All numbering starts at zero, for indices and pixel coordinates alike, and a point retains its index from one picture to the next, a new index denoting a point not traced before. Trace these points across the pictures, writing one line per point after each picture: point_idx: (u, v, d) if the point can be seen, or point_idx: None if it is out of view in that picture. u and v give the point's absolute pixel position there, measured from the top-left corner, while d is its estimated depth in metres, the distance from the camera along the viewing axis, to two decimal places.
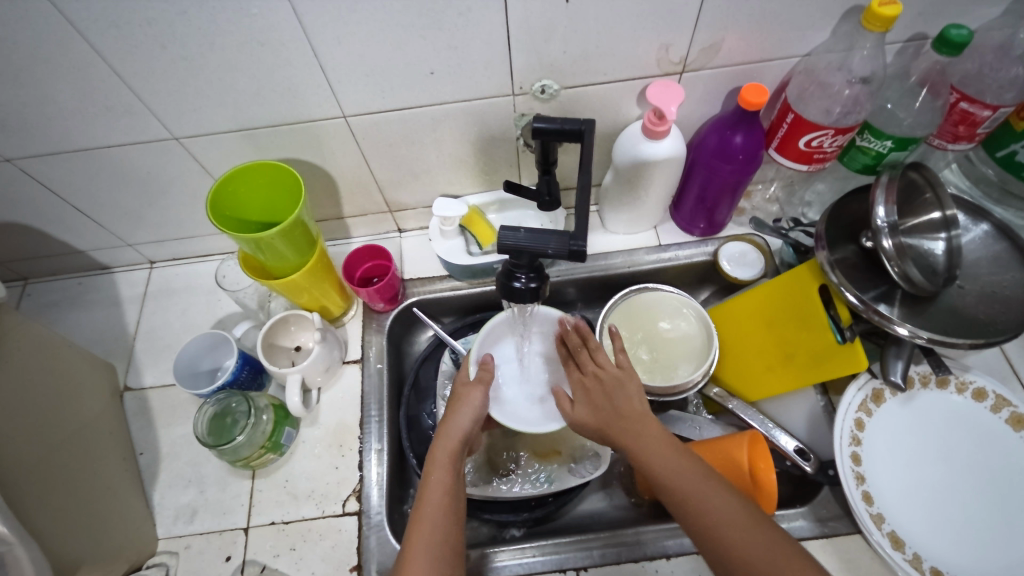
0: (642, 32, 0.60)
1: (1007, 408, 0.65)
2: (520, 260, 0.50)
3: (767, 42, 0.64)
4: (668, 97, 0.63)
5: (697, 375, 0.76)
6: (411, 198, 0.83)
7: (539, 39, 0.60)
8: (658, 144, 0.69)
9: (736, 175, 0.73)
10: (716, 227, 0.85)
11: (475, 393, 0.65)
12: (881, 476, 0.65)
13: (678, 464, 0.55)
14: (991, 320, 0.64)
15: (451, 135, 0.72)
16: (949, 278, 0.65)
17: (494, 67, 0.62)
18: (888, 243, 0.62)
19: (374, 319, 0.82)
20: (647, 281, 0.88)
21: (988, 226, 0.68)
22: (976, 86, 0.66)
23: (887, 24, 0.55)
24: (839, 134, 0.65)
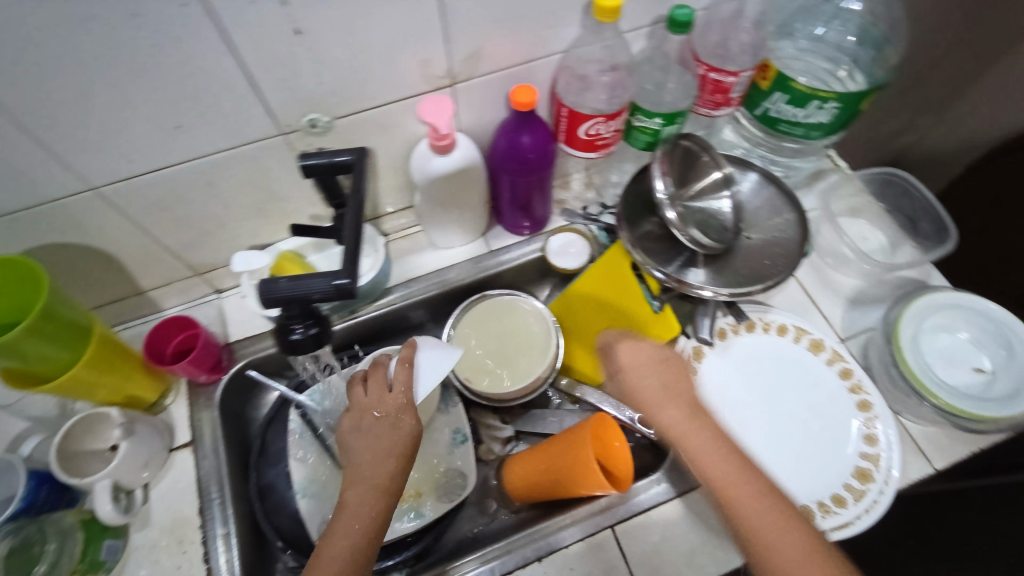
0: (395, 51, 0.59)
1: (805, 336, 0.72)
2: (292, 310, 0.47)
3: (523, 44, 0.65)
4: (441, 114, 0.63)
5: (546, 369, 0.78)
6: (216, 256, 0.77)
7: (287, 74, 0.57)
8: (447, 157, 0.69)
9: (534, 173, 0.75)
10: (540, 223, 0.87)
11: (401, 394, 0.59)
12: (712, 427, 0.68)
13: (720, 446, 0.57)
14: (773, 264, 0.70)
15: (233, 185, 0.67)
16: (736, 233, 0.72)
17: (249, 110, 0.58)
18: (672, 214, 0.67)
19: (201, 394, 0.76)
20: (487, 288, 0.88)
21: (756, 175, 0.76)
22: (720, 56, 0.71)
23: (615, 14, 0.58)
24: (610, 119, 0.68)
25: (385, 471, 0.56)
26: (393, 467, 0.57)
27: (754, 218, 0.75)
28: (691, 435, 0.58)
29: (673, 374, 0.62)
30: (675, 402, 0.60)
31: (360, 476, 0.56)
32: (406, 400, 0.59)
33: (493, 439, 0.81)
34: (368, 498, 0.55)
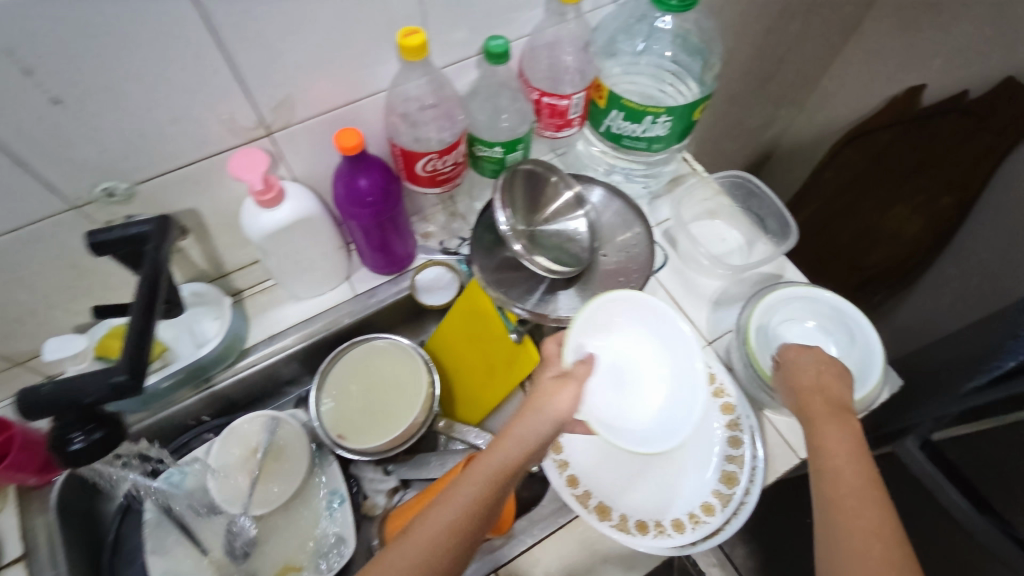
0: (188, 108, 0.55)
1: None
2: (69, 417, 0.49)
3: (340, 86, 0.62)
4: (255, 167, 0.59)
5: (421, 413, 0.75)
6: (36, 342, 0.69)
7: (58, 145, 0.51)
8: (277, 211, 0.65)
9: (380, 214, 0.72)
10: (405, 260, 0.83)
11: (568, 388, 0.54)
12: (581, 454, 0.68)
13: (838, 419, 0.57)
14: (625, 280, 0.72)
15: (30, 266, 0.60)
16: (592, 254, 0.73)
17: (21, 187, 0.52)
18: (519, 247, 0.67)
19: (34, 498, 0.68)
20: (359, 333, 0.84)
21: (602, 192, 0.77)
22: (551, 79, 0.71)
23: (422, 52, 0.57)
24: (444, 154, 0.67)
25: (456, 514, 0.49)
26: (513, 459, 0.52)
27: (609, 238, 0.76)
28: (826, 422, 0.57)
29: (829, 365, 0.62)
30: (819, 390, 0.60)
31: (472, 480, 0.50)
32: (579, 389, 0.55)
33: (376, 492, 0.76)
34: (440, 520, 0.48)
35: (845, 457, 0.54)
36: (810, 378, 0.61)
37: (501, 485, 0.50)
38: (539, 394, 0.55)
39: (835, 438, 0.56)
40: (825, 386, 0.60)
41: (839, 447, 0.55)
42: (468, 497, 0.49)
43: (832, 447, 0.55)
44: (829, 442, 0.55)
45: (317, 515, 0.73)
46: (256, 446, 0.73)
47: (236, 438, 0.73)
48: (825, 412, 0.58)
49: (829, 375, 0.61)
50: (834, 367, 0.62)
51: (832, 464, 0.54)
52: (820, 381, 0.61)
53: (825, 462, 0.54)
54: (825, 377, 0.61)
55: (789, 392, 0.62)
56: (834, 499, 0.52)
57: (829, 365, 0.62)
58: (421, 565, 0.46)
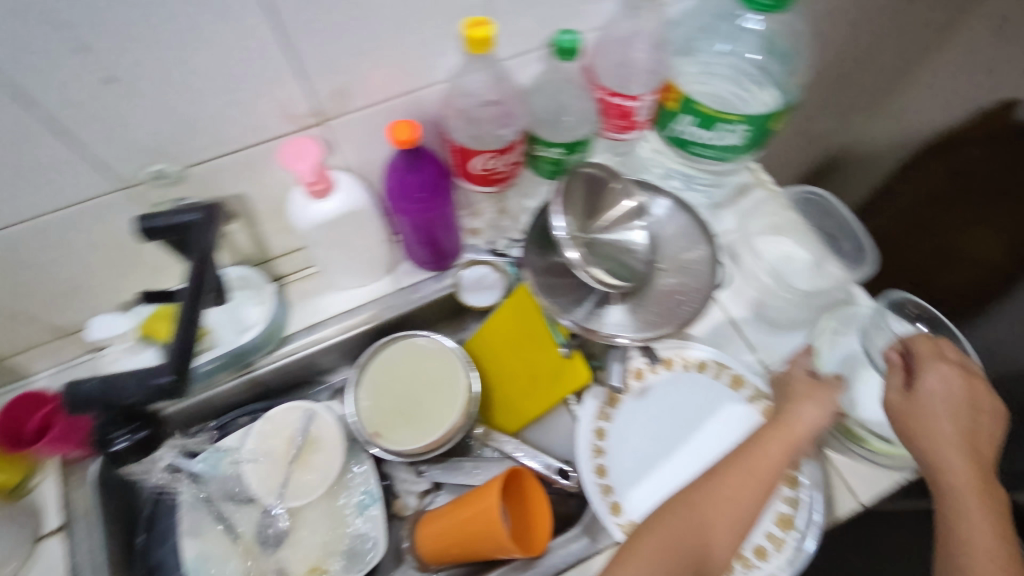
0: (245, 92, 0.53)
1: (726, 373, 0.70)
2: None
3: (398, 75, 0.59)
4: (307, 158, 0.57)
5: (458, 418, 0.72)
6: (83, 316, 0.69)
7: (111, 123, 0.50)
8: (325, 203, 0.63)
9: (429, 210, 0.69)
10: (450, 257, 0.81)
11: (824, 393, 0.64)
12: (628, 480, 0.64)
13: (964, 445, 0.58)
14: (684, 299, 0.67)
15: (82, 243, 0.60)
16: (649, 268, 0.68)
17: (74, 164, 0.51)
18: (574, 256, 0.63)
19: (76, 470, 0.68)
20: (399, 328, 0.82)
21: (670, 202, 0.72)
22: (621, 77, 0.67)
23: (488, 46, 0.52)
24: (502, 153, 0.63)
25: (653, 567, 0.56)
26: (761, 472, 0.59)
27: (669, 251, 0.71)
28: (952, 449, 0.57)
29: (954, 382, 0.60)
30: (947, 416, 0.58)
31: (663, 545, 0.57)
32: (838, 394, 0.64)
33: (409, 493, 0.75)
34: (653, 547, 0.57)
35: (966, 485, 0.56)
36: (935, 399, 0.59)
37: (751, 494, 0.59)
38: (793, 421, 0.62)
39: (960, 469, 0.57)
40: (950, 407, 0.59)
41: (965, 477, 0.56)
42: (660, 568, 0.56)
43: (958, 476, 0.57)
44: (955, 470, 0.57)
45: (347, 513, 0.71)
46: (293, 433, 0.73)
47: (274, 425, 0.74)
48: (950, 433, 0.57)
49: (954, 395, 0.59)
50: (960, 384, 0.60)
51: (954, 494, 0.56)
52: (947, 403, 0.59)
53: (950, 490, 0.57)
54: (952, 397, 0.59)
55: (896, 415, 0.60)
56: (955, 532, 0.56)
57: (957, 380, 0.60)
58: (657, 570, 0.55)
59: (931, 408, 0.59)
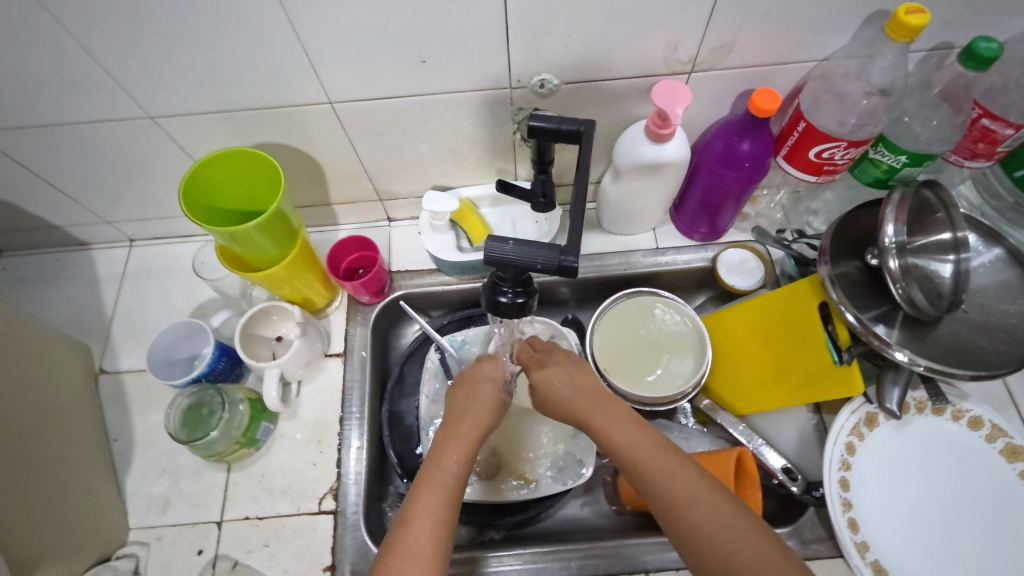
0: (651, 28, 0.57)
1: (1002, 438, 0.64)
2: (506, 273, 0.47)
3: (781, 45, 0.60)
4: (674, 99, 0.60)
5: (688, 386, 0.74)
6: (402, 188, 0.79)
7: (538, 30, 0.56)
8: (661, 147, 0.65)
9: (740, 184, 0.69)
10: (717, 232, 0.82)
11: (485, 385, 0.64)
12: (867, 503, 0.64)
13: None
14: (994, 351, 0.61)
15: (445, 125, 0.68)
16: (952, 303, 0.62)
17: (490, 57, 0.58)
18: (893, 264, 0.60)
19: (360, 311, 0.80)
20: (643, 284, 0.85)
21: (1000, 252, 0.65)
22: (1000, 101, 0.62)
23: (913, 34, 0.52)
24: (852, 146, 0.62)
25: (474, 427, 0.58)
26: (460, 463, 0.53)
27: (980, 297, 0.64)
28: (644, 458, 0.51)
29: None
30: (610, 405, 0.57)
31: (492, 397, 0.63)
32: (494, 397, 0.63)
33: None
34: (479, 401, 0.62)
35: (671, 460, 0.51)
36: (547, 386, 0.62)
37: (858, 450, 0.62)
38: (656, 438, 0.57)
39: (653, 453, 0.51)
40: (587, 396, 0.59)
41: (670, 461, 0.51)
42: (477, 426, 0.59)
43: (662, 460, 0.51)
44: (656, 460, 0.51)
45: (561, 433, 0.76)
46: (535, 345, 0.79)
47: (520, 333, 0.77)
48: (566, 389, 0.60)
49: (585, 386, 0.60)
50: (564, 383, 0.61)
51: (662, 468, 0.50)
52: (563, 392, 0.61)
53: None
54: (565, 389, 0.61)
55: None
56: (674, 503, 0.48)
57: (573, 367, 0.63)
58: (487, 408, 0.61)
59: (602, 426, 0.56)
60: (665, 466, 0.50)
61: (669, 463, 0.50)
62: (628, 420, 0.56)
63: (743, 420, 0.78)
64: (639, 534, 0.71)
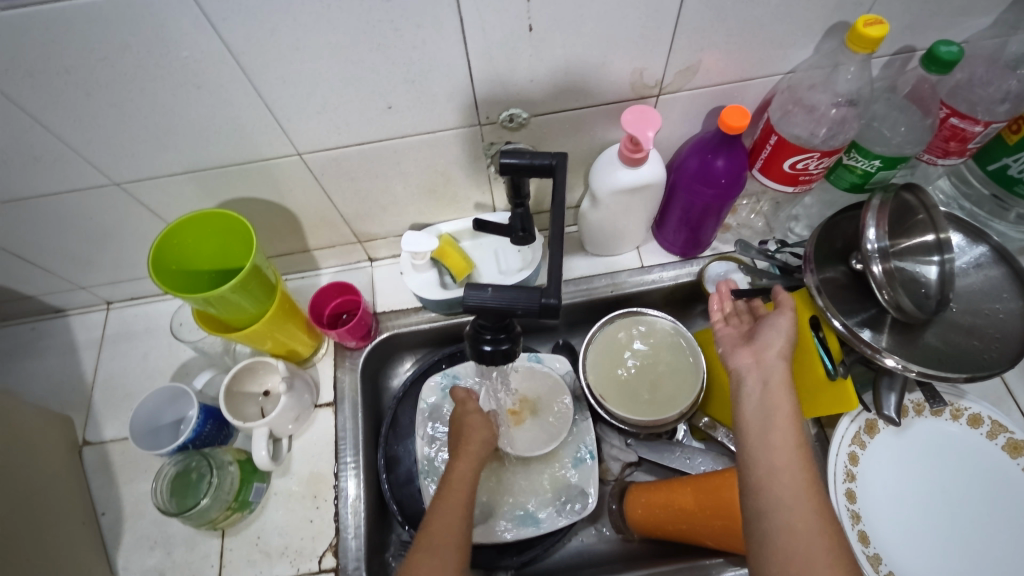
0: (615, 56, 0.57)
1: (1003, 434, 0.63)
2: (488, 321, 0.46)
3: (747, 62, 0.60)
4: (643, 123, 0.60)
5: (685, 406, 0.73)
6: (380, 229, 0.79)
7: (503, 67, 0.56)
8: (635, 171, 0.65)
9: (719, 200, 0.69)
10: (700, 247, 0.81)
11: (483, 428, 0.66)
12: (876, 512, 0.62)
13: None
14: (985, 349, 0.61)
15: (417, 167, 0.68)
16: (940, 304, 0.62)
17: (457, 98, 0.58)
18: (878, 269, 0.59)
19: (347, 357, 0.78)
20: (632, 304, 0.84)
21: (986, 248, 0.64)
22: (966, 100, 0.63)
23: (873, 46, 0.52)
24: (825, 156, 0.62)
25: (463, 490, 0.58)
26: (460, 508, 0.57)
27: (965, 296, 0.64)
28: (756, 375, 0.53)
29: None
30: (776, 431, 0.48)
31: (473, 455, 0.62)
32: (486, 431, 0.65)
33: (614, 459, 0.78)
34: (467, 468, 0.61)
35: (812, 534, 0.44)
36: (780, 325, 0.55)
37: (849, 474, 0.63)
38: (777, 400, 0.50)
39: (767, 438, 0.48)
40: (779, 401, 0.50)
41: (799, 518, 0.45)
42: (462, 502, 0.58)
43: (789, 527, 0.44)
44: (772, 445, 0.48)
45: (562, 466, 0.75)
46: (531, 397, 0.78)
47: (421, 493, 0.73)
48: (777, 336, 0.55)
49: (773, 387, 0.51)
50: (784, 347, 0.55)
51: (780, 511, 0.45)
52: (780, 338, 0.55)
53: None
54: (779, 337, 0.55)
55: None
56: (768, 469, 0.47)
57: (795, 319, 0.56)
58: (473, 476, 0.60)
59: (750, 459, 0.48)
60: (777, 517, 0.45)
61: (779, 471, 0.47)
62: (792, 455, 0.47)
63: None
64: (648, 563, 0.70)
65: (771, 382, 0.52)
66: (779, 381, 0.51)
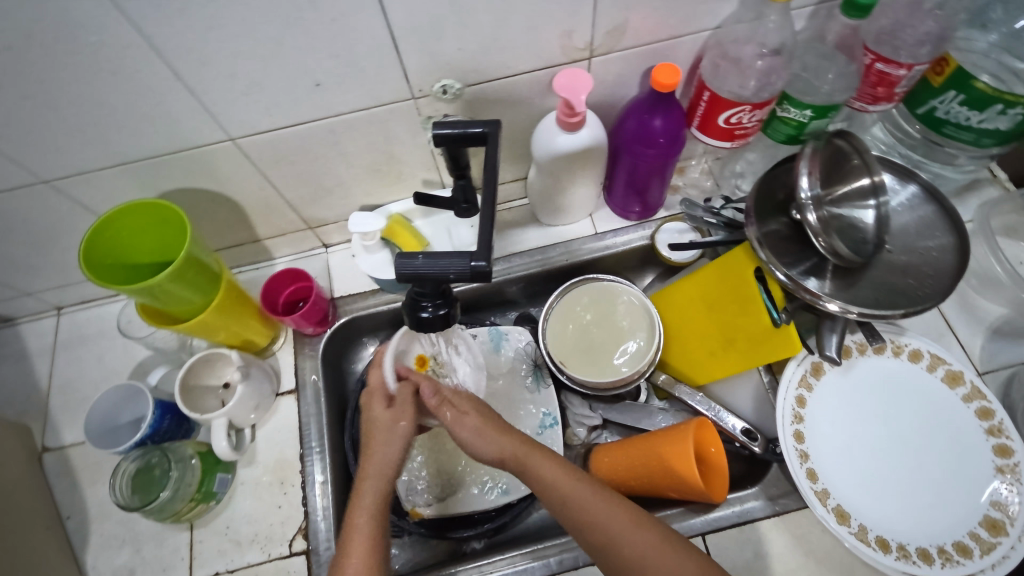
0: (541, 19, 0.56)
1: (941, 366, 0.66)
2: (425, 288, 0.47)
3: (674, 20, 0.60)
4: (577, 86, 0.60)
5: (643, 364, 0.75)
6: (329, 213, 0.78)
7: (429, 37, 0.55)
8: (573, 136, 0.65)
9: (660, 159, 0.69)
10: (651, 209, 0.82)
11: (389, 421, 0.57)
12: (823, 450, 0.64)
13: None
14: (919, 286, 0.63)
15: (357, 146, 0.67)
16: (877, 247, 0.64)
17: (387, 72, 0.58)
18: (814, 218, 0.60)
19: (307, 344, 0.78)
20: (588, 271, 0.85)
21: (916, 187, 0.67)
22: (891, 44, 0.64)
23: None
24: (757, 108, 0.62)
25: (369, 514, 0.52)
26: (367, 528, 0.51)
27: (900, 237, 0.66)
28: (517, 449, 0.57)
29: None
30: (564, 489, 0.54)
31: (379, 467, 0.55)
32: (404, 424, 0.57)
33: (579, 425, 0.79)
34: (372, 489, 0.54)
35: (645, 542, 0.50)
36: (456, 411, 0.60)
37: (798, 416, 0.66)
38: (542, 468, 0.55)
39: (564, 496, 0.53)
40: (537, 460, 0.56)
41: (617, 528, 0.51)
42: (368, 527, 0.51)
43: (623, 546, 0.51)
44: (564, 495, 0.54)
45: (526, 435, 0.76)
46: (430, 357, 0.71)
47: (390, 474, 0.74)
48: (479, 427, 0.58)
49: (523, 448, 0.57)
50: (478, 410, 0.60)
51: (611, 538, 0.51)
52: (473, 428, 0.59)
53: None
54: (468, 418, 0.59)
55: None
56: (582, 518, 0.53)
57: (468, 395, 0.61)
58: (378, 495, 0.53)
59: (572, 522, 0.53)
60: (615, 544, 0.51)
61: (588, 515, 0.52)
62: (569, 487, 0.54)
63: (703, 389, 0.78)
64: None
65: (523, 443, 0.57)
66: (520, 447, 0.57)
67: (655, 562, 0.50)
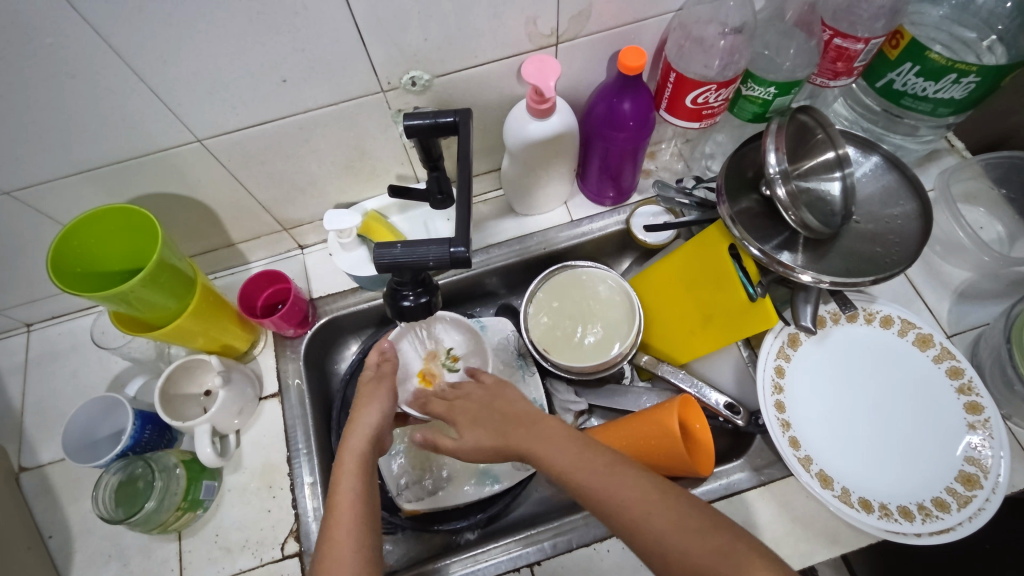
0: (505, 6, 0.57)
1: (912, 330, 0.68)
2: (404, 277, 0.47)
3: (636, 3, 0.61)
4: (544, 72, 0.61)
5: (626, 346, 0.75)
6: (304, 213, 0.78)
7: (395, 28, 0.55)
8: (544, 122, 0.66)
9: (631, 142, 0.70)
10: (625, 194, 0.83)
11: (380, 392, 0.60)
12: (803, 418, 0.66)
13: None
14: (886, 254, 0.65)
15: (328, 143, 0.67)
16: (844, 218, 0.65)
17: (353, 65, 0.57)
18: (782, 192, 0.61)
19: (287, 346, 0.77)
20: (567, 258, 0.86)
21: (878, 158, 0.69)
22: (847, 20, 0.65)
23: None
24: (722, 87, 0.64)
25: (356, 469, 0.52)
26: (357, 470, 0.52)
27: (866, 207, 0.68)
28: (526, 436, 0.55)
29: None
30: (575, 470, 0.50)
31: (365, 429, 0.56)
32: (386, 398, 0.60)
33: (565, 409, 0.79)
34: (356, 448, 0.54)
35: (671, 521, 0.45)
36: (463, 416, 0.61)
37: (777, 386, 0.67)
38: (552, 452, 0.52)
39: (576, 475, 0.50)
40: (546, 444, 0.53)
41: (638, 508, 0.46)
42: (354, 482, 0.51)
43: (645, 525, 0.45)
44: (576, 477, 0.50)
45: None
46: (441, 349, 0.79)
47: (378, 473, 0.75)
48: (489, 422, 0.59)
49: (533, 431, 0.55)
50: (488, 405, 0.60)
51: (632, 518, 0.46)
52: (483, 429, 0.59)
53: None
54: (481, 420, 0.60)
55: None
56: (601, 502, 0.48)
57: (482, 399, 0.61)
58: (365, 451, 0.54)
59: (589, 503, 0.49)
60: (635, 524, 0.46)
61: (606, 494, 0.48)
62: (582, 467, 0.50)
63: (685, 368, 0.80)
64: None
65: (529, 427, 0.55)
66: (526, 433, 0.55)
67: (681, 536, 0.44)
